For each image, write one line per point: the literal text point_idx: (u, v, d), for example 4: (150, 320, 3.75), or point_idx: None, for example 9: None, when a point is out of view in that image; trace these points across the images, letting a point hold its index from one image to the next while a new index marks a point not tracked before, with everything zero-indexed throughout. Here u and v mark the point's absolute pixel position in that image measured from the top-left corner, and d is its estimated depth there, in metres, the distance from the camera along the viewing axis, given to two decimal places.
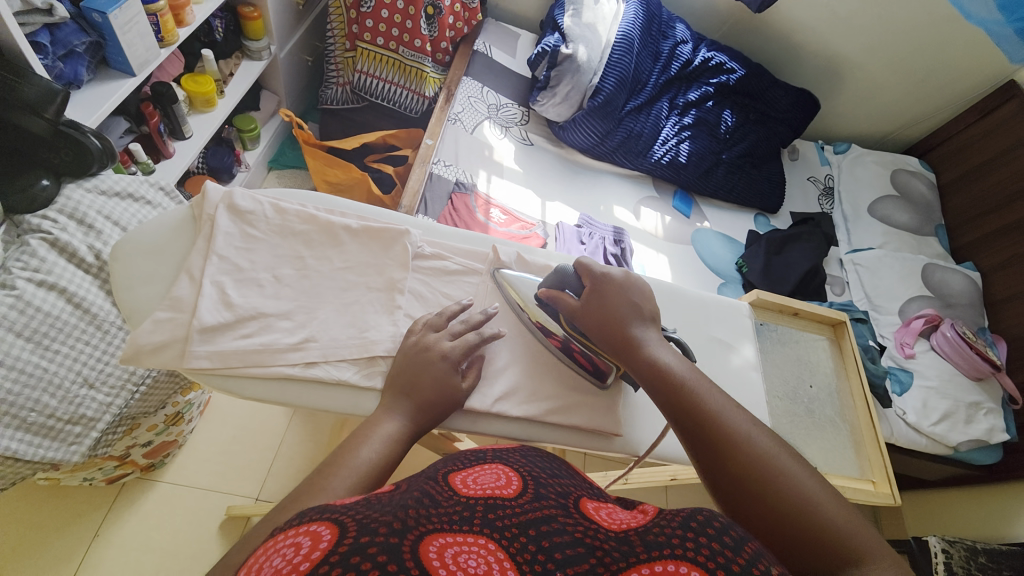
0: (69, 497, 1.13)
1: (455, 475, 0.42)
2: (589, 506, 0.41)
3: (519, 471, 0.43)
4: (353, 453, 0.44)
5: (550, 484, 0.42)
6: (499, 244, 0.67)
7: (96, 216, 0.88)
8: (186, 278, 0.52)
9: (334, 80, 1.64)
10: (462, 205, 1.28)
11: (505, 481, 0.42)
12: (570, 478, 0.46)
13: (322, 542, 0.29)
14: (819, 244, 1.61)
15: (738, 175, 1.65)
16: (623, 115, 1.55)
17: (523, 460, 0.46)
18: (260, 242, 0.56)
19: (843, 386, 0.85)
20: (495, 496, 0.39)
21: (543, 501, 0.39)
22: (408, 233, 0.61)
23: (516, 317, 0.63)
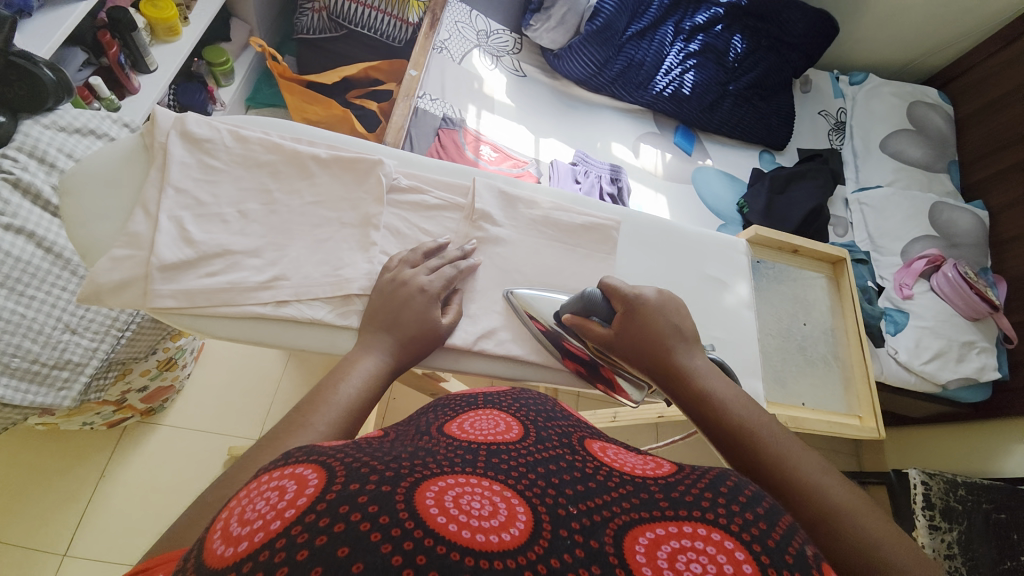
0: (73, 440, 1.17)
1: (451, 424, 0.42)
2: (595, 447, 0.41)
3: (517, 418, 0.43)
4: (331, 390, 0.42)
5: (549, 427, 0.43)
6: (481, 176, 0.63)
7: (56, 152, 0.82)
8: (142, 212, 0.48)
9: (310, 5, 1.50)
10: (449, 141, 1.21)
11: (504, 427, 0.41)
12: (567, 420, 0.46)
13: (308, 488, 0.27)
14: (825, 182, 1.54)
15: (745, 108, 1.55)
16: (623, 41, 1.43)
17: (520, 404, 0.46)
18: (222, 174, 0.52)
19: (838, 324, 0.83)
20: (496, 441, 0.38)
21: (546, 444, 0.39)
22: (382, 163, 0.57)
23: (501, 255, 0.60)
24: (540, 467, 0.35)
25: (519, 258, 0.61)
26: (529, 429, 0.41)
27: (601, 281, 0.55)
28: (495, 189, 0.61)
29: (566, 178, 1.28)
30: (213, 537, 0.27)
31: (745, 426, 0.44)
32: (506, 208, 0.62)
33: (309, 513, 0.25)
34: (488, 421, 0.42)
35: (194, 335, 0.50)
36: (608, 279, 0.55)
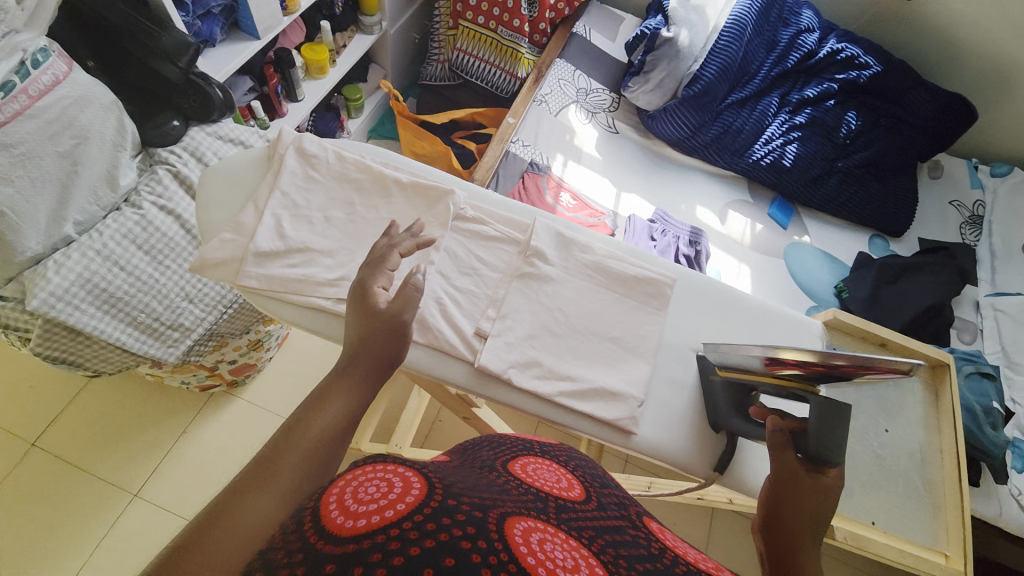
0: (171, 395, 1.36)
1: (519, 463, 0.49)
2: (653, 525, 0.45)
3: (579, 480, 0.49)
4: (301, 426, 0.42)
5: (608, 496, 0.48)
6: (542, 217, 0.66)
7: (212, 155, 0.97)
8: (251, 207, 0.58)
9: (436, 57, 1.74)
10: (532, 185, 1.28)
11: (565, 483, 0.48)
12: (620, 489, 0.53)
13: (409, 495, 0.33)
14: (949, 279, 1.35)
15: (854, 187, 1.45)
16: (721, 108, 1.42)
17: (575, 463, 0.54)
18: (319, 183, 0.60)
19: (930, 439, 0.72)
20: (563, 497, 0.43)
21: (606, 511, 0.44)
22: (453, 194, 0.62)
23: (546, 293, 0.61)
24: (603, 533, 0.39)
25: (565, 297, 0.61)
26: (592, 494, 0.46)
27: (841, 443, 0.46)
28: (553, 231, 0.64)
29: (642, 234, 1.27)
30: (329, 504, 0.33)
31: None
32: (560, 249, 0.64)
33: (417, 513, 0.31)
34: (551, 473, 0.49)
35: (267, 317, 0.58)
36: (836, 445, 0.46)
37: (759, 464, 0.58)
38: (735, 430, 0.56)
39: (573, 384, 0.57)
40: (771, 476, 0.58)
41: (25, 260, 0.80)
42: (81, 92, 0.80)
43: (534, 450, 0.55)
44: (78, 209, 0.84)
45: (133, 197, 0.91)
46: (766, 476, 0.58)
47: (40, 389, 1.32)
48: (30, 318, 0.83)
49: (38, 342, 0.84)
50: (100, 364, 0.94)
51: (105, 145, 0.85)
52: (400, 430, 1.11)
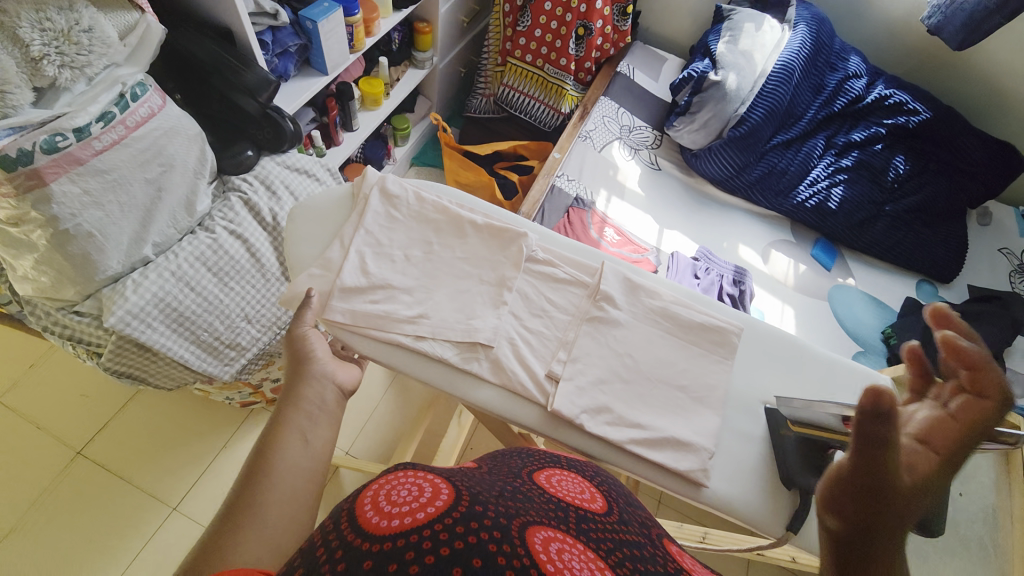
0: (213, 409, 1.39)
1: (542, 473, 0.50)
2: (674, 548, 0.45)
3: (602, 493, 0.50)
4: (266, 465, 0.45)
5: (631, 512, 0.48)
6: (610, 261, 0.67)
7: (280, 185, 1.03)
8: (338, 244, 0.61)
9: (481, 91, 1.80)
10: (577, 219, 1.30)
11: (589, 495, 0.48)
12: (643, 511, 0.52)
13: (439, 502, 0.35)
14: (1006, 329, 1.31)
15: (903, 231, 1.43)
16: (766, 149, 1.43)
17: (601, 480, 0.53)
18: (400, 223, 0.63)
19: None
20: (584, 508, 0.44)
21: (627, 525, 0.44)
22: (526, 236, 0.64)
23: (614, 337, 0.62)
24: (621, 547, 0.39)
25: (633, 342, 0.62)
26: (614, 508, 0.47)
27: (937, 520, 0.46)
28: (621, 276, 0.65)
29: (686, 271, 1.27)
30: (363, 507, 0.36)
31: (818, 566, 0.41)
32: (628, 294, 0.65)
33: (445, 520, 0.33)
34: (575, 485, 0.49)
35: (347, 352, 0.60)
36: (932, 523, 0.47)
37: None
38: (808, 488, 0.56)
39: (643, 431, 0.57)
40: None
41: (105, 279, 0.84)
42: (170, 125, 0.84)
43: (561, 463, 0.55)
44: (158, 232, 0.88)
45: (207, 222, 0.96)
46: None
47: (90, 397, 1.36)
48: (104, 334, 0.87)
49: (110, 358, 0.87)
50: (162, 379, 0.98)
51: (187, 174, 0.89)
52: (439, 458, 1.11)
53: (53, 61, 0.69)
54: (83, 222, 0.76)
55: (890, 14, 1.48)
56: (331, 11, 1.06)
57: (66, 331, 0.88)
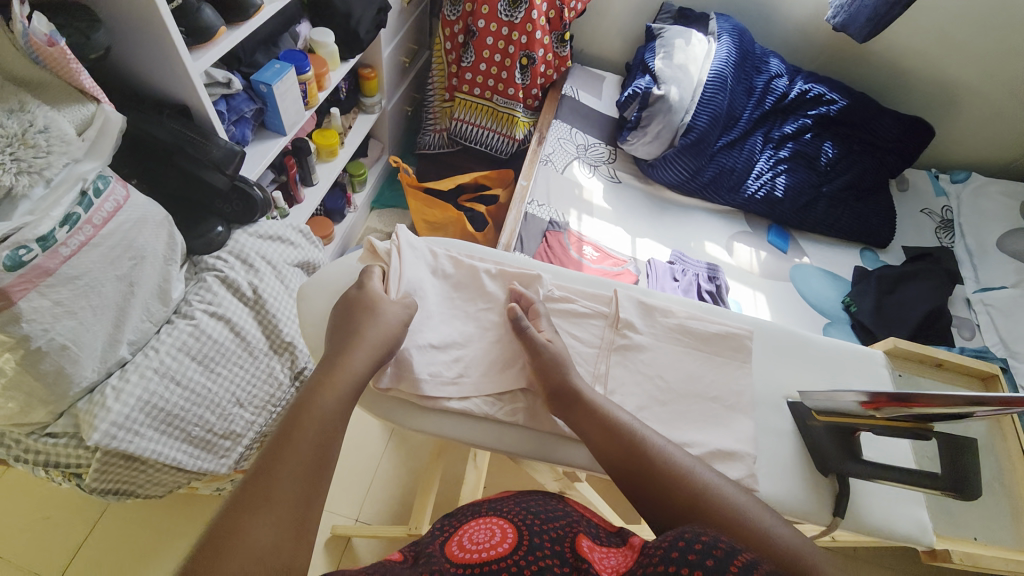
0: (199, 503, 1.27)
1: (454, 542, 0.60)
2: (583, 545, 0.58)
3: (511, 521, 0.62)
4: (308, 422, 0.52)
5: (542, 530, 0.60)
6: (620, 287, 0.70)
7: (256, 257, 0.99)
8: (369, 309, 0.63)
9: (432, 128, 1.82)
10: (556, 243, 1.32)
11: (497, 534, 0.60)
12: (563, 517, 0.63)
13: None
14: (941, 282, 1.48)
15: (841, 208, 1.57)
16: (714, 151, 1.53)
17: (517, 508, 0.65)
18: (419, 287, 0.66)
19: (993, 451, 0.81)
20: (491, 556, 0.57)
21: (538, 551, 0.57)
22: (541, 278, 0.68)
23: (642, 362, 0.65)
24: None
25: (660, 363, 0.65)
26: (523, 538, 0.59)
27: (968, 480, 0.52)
28: (635, 300, 0.68)
29: (665, 276, 1.33)
30: None
31: (689, 498, 0.50)
32: (644, 317, 0.68)
33: None
34: (483, 531, 0.61)
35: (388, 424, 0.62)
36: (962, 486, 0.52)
37: (872, 501, 0.62)
38: (849, 472, 0.59)
39: (690, 449, 0.60)
40: (889, 516, 0.61)
41: (80, 390, 0.77)
42: (139, 215, 0.79)
43: (481, 509, 0.66)
44: (132, 329, 0.82)
45: (184, 307, 0.90)
46: (880, 511, 0.62)
47: (55, 517, 1.22)
48: (86, 452, 0.79)
49: (95, 477, 0.80)
50: (152, 487, 0.89)
51: (158, 262, 0.84)
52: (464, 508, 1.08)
53: (8, 169, 0.63)
54: (56, 335, 0.71)
55: (796, 18, 1.65)
56: (284, 73, 1.06)
57: (39, 458, 0.79)
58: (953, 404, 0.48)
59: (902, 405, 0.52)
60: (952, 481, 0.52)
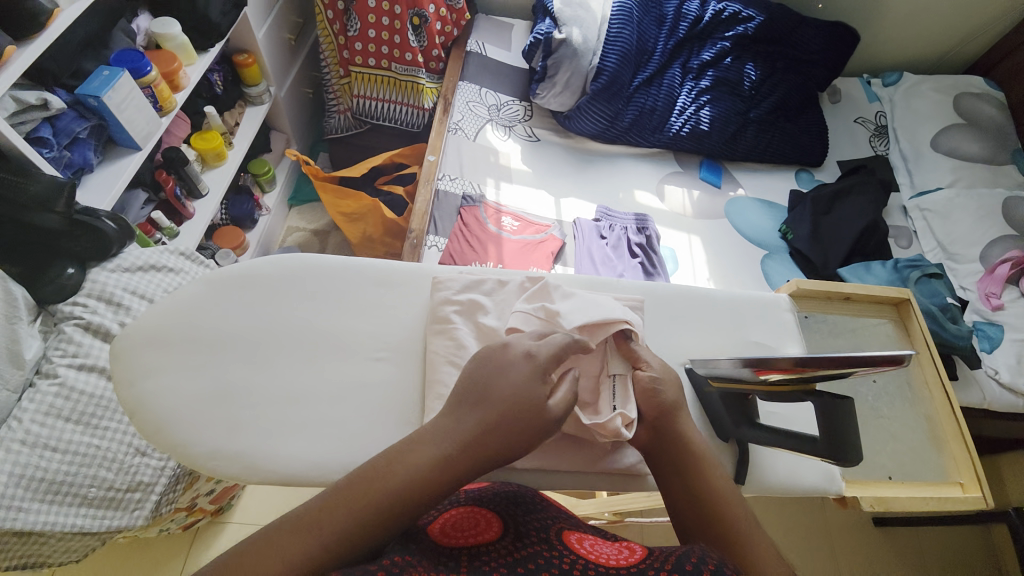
0: (150, 546, 1.23)
1: (436, 526, 0.47)
2: (572, 537, 0.46)
3: (497, 516, 0.49)
4: (391, 469, 0.46)
5: (528, 522, 0.48)
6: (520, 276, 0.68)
7: (123, 293, 0.90)
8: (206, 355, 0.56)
9: (335, 109, 1.68)
10: (471, 219, 1.23)
11: (483, 526, 0.47)
12: (545, 512, 0.52)
13: None
14: (875, 194, 1.42)
15: (771, 132, 1.51)
16: (631, 91, 1.44)
17: (501, 501, 0.53)
18: (266, 318, 0.59)
19: (916, 376, 0.80)
20: (476, 544, 0.44)
21: (527, 540, 0.44)
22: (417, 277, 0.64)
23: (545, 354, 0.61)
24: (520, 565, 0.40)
25: None
26: (508, 530, 0.46)
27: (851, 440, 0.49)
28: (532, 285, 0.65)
29: (591, 235, 1.27)
30: None
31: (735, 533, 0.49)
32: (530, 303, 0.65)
33: None
34: (469, 522, 0.48)
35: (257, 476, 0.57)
36: (843, 452, 0.49)
37: (775, 459, 0.60)
38: (746, 438, 0.57)
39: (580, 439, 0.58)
40: (794, 472, 0.60)
41: None
42: None
43: (460, 500, 0.54)
44: None
45: (46, 366, 0.82)
46: (784, 467, 0.60)
47: None
48: None
49: None
50: (64, 555, 0.84)
51: None
52: None
53: None
54: None
55: None
56: (115, 79, 0.93)
57: None
58: (831, 367, 0.45)
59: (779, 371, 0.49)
60: (828, 447, 0.49)
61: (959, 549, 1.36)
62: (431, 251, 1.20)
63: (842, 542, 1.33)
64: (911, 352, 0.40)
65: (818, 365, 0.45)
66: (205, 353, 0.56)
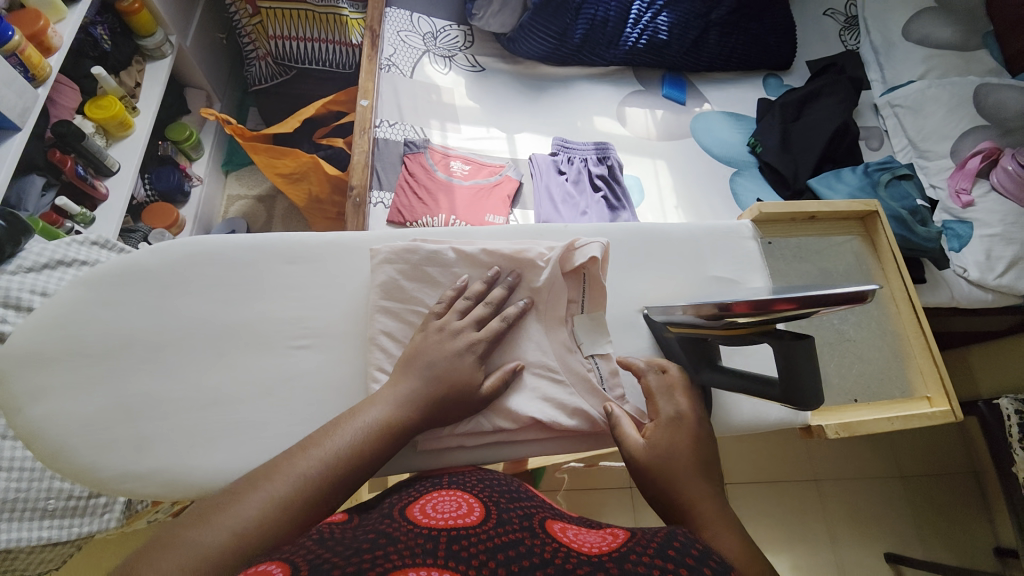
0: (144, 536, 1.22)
1: (416, 505, 0.43)
2: (555, 527, 0.42)
3: (480, 497, 0.44)
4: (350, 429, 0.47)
5: (511, 507, 0.43)
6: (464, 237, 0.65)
7: (30, 295, 0.80)
8: (100, 368, 0.54)
9: (253, 54, 1.46)
10: (417, 167, 1.13)
11: (465, 508, 0.42)
12: (531, 499, 0.47)
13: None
14: (847, 95, 1.33)
15: (735, 34, 1.38)
16: (580, 2, 1.28)
17: (484, 484, 0.47)
18: (164, 319, 0.57)
19: (882, 291, 0.79)
20: (457, 525, 0.39)
21: (506, 525, 0.39)
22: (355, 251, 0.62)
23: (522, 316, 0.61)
24: (500, 552, 0.35)
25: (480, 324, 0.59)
26: (489, 513, 0.41)
27: (809, 379, 0.47)
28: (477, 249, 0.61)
29: (549, 171, 1.18)
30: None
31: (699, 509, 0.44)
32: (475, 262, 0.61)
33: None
34: (450, 503, 0.43)
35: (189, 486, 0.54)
36: (805, 395, 0.47)
37: (740, 399, 0.61)
38: (707, 381, 0.56)
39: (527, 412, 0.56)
40: (755, 408, 0.61)
41: None
42: None
43: (441, 483, 0.48)
44: None
45: None
46: (749, 406, 0.61)
47: None
48: None
49: None
50: (40, 564, 0.81)
51: None
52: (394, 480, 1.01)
53: None
54: None
55: None
56: None
57: None
58: (798, 308, 0.41)
59: (740, 312, 0.45)
60: (786, 392, 0.47)
61: (926, 439, 1.45)
62: (377, 208, 1.11)
63: (814, 446, 1.40)
64: (878, 289, 0.37)
65: (782, 307, 0.41)
66: (94, 363, 0.54)
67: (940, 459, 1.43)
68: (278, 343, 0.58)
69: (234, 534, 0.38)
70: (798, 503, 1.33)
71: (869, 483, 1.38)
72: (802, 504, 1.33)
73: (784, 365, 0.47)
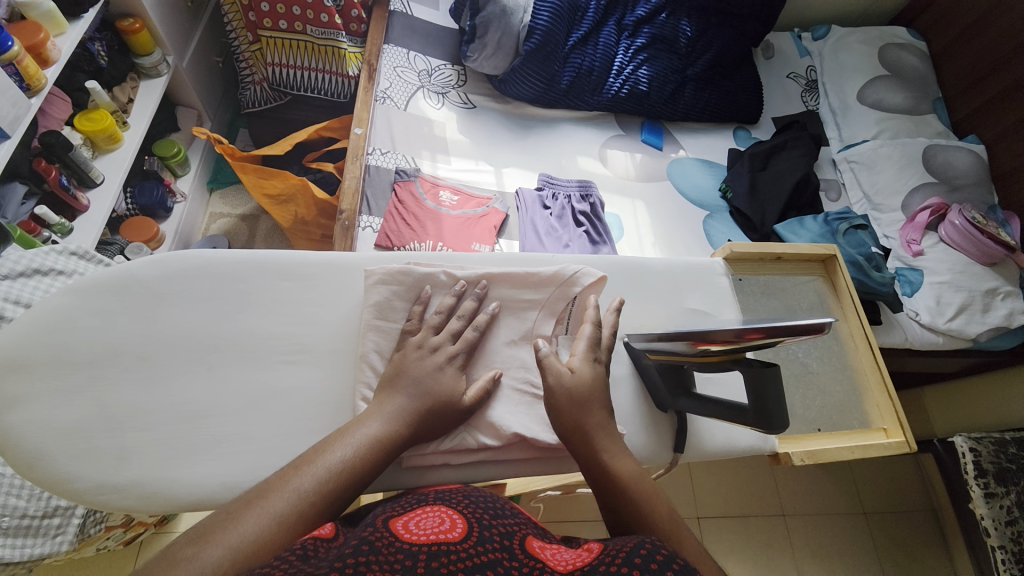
0: (89, 567, 1.13)
1: (399, 519, 0.42)
2: (535, 545, 0.42)
3: (463, 514, 0.44)
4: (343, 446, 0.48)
5: (495, 524, 0.43)
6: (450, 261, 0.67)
7: (3, 303, 0.78)
8: (81, 377, 0.54)
9: (250, 79, 1.50)
10: (407, 195, 1.16)
11: (448, 523, 0.42)
12: (515, 517, 0.47)
13: None
14: (808, 149, 1.45)
15: (708, 90, 1.50)
16: (567, 52, 1.38)
17: (470, 501, 0.47)
18: (150, 330, 0.56)
19: (842, 327, 0.84)
20: (440, 540, 0.39)
21: (487, 544, 0.39)
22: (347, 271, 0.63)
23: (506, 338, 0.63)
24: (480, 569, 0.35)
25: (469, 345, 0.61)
26: (472, 530, 0.41)
27: (777, 404, 0.50)
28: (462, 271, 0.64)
29: (534, 205, 1.24)
30: None
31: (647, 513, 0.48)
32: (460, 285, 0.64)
33: None
34: (432, 519, 0.43)
35: (162, 502, 0.53)
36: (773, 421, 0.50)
37: (713, 425, 0.65)
38: (683, 408, 0.60)
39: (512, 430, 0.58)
40: (726, 434, 0.65)
41: None
42: None
43: (429, 499, 0.48)
44: None
45: None
46: (720, 433, 0.65)
47: None
48: None
49: None
50: None
51: None
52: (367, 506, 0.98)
53: None
54: None
55: None
56: None
57: None
58: (765, 337, 0.45)
59: (714, 341, 0.48)
60: (758, 417, 0.50)
61: (886, 475, 1.50)
62: (365, 232, 1.13)
63: (784, 480, 1.44)
64: (832, 322, 0.41)
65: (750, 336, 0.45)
66: (75, 372, 0.54)
67: (901, 496, 1.48)
68: (265, 358, 0.58)
69: (233, 548, 0.37)
70: (769, 538, 1.35)
71: (836, 519, 1.41)
72: (772, 539, 1.35)
73: (754, 392, 0.51)
